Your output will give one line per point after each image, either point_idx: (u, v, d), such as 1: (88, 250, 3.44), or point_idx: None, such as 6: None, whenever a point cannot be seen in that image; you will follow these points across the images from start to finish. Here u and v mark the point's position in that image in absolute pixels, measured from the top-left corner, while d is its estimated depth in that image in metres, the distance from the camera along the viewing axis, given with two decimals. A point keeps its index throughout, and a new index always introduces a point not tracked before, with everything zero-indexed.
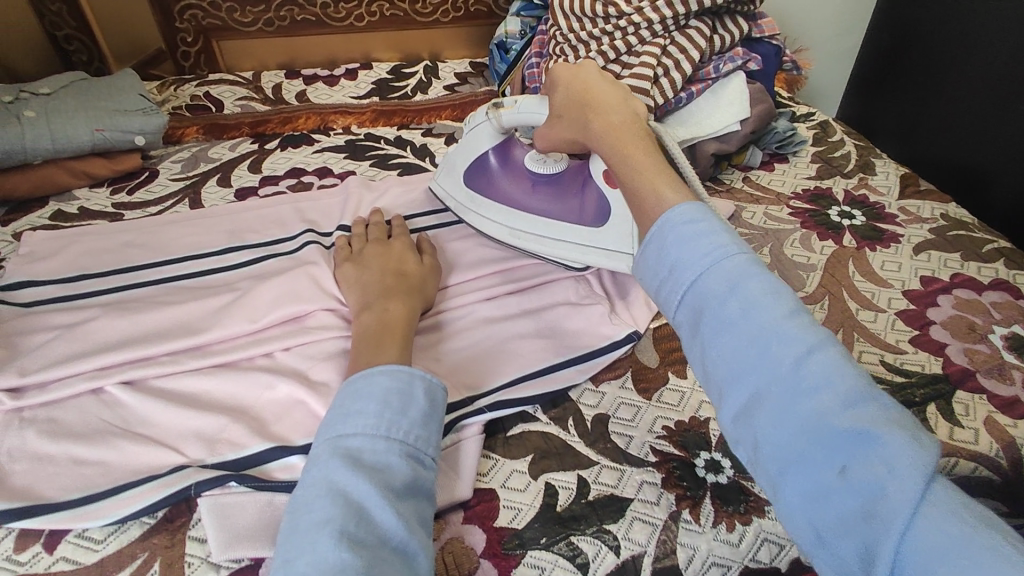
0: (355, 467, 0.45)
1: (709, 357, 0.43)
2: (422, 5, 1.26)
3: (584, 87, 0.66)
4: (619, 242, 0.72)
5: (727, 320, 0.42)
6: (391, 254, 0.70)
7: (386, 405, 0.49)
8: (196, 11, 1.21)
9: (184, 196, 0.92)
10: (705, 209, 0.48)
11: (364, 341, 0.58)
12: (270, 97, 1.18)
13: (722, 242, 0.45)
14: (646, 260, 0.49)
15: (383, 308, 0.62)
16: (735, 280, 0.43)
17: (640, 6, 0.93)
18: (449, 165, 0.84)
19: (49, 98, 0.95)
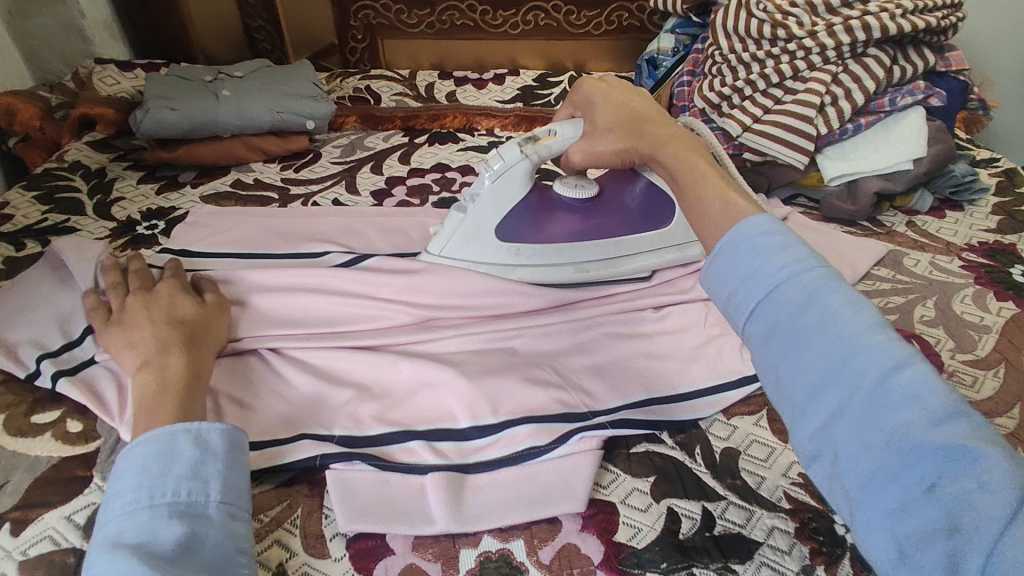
0: (115, 549, 0.39)
1: (780, 372, 0.37)
2: (576, 17, 1.28)
3: (619, 96, 0.66)
4: (685, 235, 0.75)
5: (804, 334, 0.36)
6: (156, 301, 0.62)
7: (142, 472, 0.43)
8: (368, 11, 1.30)
9: (342, 179, 1.00)
10: (778, 219, 0.41)
11: (137, 412, 0.50)
12: (423, 95, 1.25)
13: (801, 250, 0.39)
14: (716, 269, 0.41)
15: (160, 363, 0.54)
16: (814, 290, 0.37)
17: (814, 29, 0.89)
18: (472, 227, 0.73)
19: (240, 80, 1.07)
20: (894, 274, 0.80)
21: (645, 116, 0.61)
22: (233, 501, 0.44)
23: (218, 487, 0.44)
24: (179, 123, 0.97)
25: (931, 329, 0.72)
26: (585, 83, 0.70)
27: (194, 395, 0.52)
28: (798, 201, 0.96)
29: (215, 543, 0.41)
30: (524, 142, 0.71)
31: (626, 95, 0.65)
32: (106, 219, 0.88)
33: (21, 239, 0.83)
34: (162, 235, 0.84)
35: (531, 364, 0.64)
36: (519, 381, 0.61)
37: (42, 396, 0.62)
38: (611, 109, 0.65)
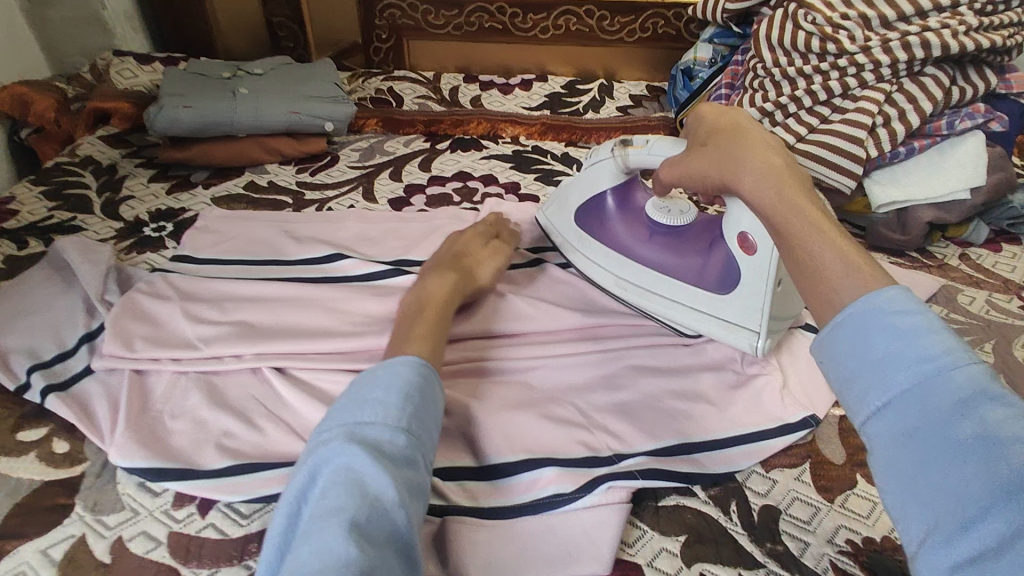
0: (374, 456, 0.42)
1: (920, 486, 0.32)
2: (609, 23, 1.23)
3: (730, 121, 0.57)
4: (741, 316, 0.61)
5: (955, 445, 0.31)
6: (466, 237, 0.70)
7: (406, 398, 0.46)
8: (394, 10, 1.27)
9: (358, 185, 0.96)
10: (921, 301, 0.37)
11: (404, 317, 0.57)
12: (446, 99, 1.21)
13: (955, 344, 0.34)
14: (836, 346, 0.37)
15: (423, 285, 0.61)
16: (967, 398, 0.32)
17: (867, 45, 0.83)
18: (562, 197, 0.74)
19: (259, 78, 1.04)
20: (949, 312, 0.74)
21: (755, 141, 0.53)
22: (428, 443, 0.46)
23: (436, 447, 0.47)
24: (191, 121, 0.94)
25: None
26: (704, 104, 0.61)
27: (439, 325, 0.56)
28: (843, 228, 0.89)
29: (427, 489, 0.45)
30: (622, 145, 0.68)
31: (751, 121, 0.57)
32: (114, 218, 0.85)
33: (25, 237, 0.81)
34: (169, 239, 0.81)
35: (552, 400, 0.59)
36: (537, 418, 0.56)
37: (32, 409, 0.59)
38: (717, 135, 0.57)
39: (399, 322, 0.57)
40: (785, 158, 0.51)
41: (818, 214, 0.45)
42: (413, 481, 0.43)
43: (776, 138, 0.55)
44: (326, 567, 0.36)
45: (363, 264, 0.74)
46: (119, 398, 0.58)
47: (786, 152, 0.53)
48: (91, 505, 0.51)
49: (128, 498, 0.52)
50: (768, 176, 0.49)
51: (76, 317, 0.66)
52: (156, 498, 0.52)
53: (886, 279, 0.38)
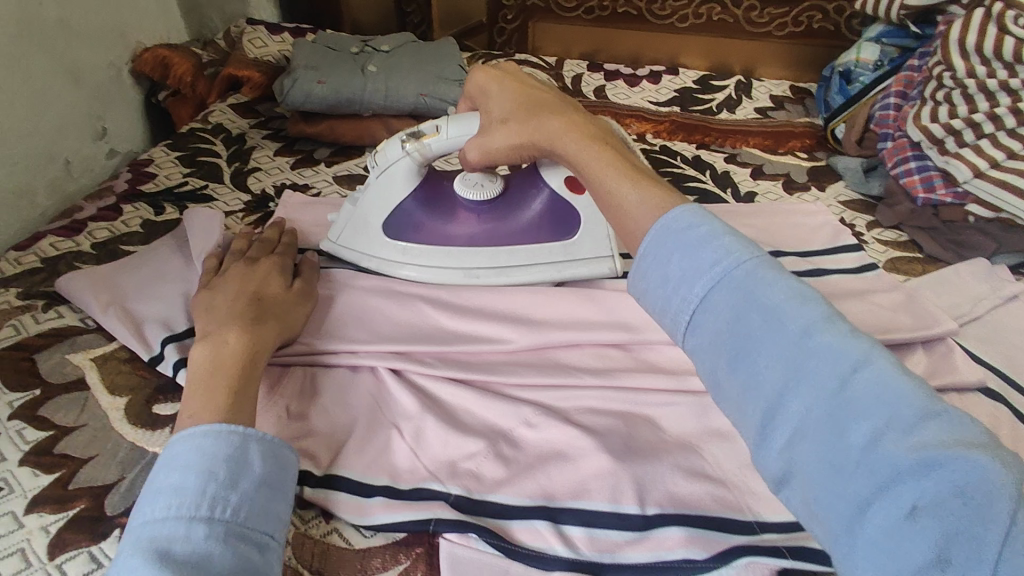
0: (160, 562, 0.37)
1: (731, 387, 0.40)
2: (758, 14, 1.13)
3: (528, 93, 0.63)
4: (594, 248, 0.69)
5: (751, 341, 0.39)
6: (253, 276, 0.61)
7: (209, 477, 0.41)
8: None
9: None
10: (706, 213, 0.45)
11: (189, 390, 0.47)
12: (569, 88, 1.15)
13: (732, 249, 0.42)
14: (644, 280, 0.45)
15: (220, 339, 0.52)
16: (749, 291, 0.40)
17: None
18: (359, 216, 0.71)
19: (387, 55, 1.02)
20: None
21: (549, 103, 0.61)
22: (259, 518, 0.41)
23: (266, 519, 0.42)
24: (325, 97, 0.93)
25: None
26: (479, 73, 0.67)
27: (247, 382, 0.49)
28: None
29: (266, 561, 0.40)
30: (411, 138, 0.68)
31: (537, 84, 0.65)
32: (242, 190, 0.86)
33: (162, 203, 0.82)
34: None
35: (692, 445, 0.54)
36: (673, 467, 0.51)
37: (164, 383, 0.59)
38: (513, 105, 0.62)
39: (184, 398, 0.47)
40: (582, 115, 0.60)
41: (614, 159, 0.53)
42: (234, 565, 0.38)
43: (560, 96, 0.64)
44: None
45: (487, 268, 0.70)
46: None
47: (574, 100, 0.63)
48: None
49: None
50: (562, 141, 0.58)
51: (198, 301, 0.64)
52: None
53: (676, 201, 0.48)
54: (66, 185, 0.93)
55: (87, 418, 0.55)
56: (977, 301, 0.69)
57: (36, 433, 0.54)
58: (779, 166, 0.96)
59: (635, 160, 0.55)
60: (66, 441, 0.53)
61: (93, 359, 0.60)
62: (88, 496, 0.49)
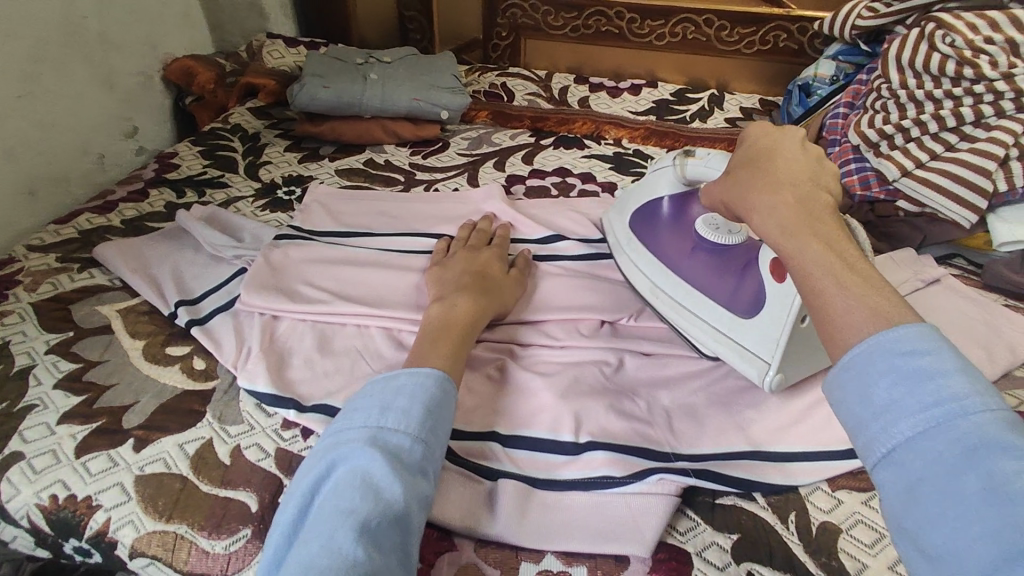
0: (393, 467, 0.45)
1: (924, 542, 0.34)
2: (728, 34, 1.23)
3: (772, 147, 0.53)
4: (757, 345, 0.59)
5: (959, 501, 0.32)
6: (480, 261, 0.71)
7: (428, 412, 0.49)
8: (516, 10, 1.32)
9: (464, 171, 1.02)
10: (939, 338, 0.37)
11: (427, 334, 0.59)
12: (555, 97, 1.26)
13: (969, 390, 0.35)
14: (840, 388, 0.39)
15: (453, 302, 0.63)
16: (975, 447, 0.33)
17: (1009, 73, 0.79)
18: (624, 202, 0.78)
19: (388, 66, 1.14)
20: None
21: (790, 168, 0.50)
22: (439, 455, 0.49)
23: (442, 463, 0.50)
24: (328, 100, 1.05)
25: None
26: (755, 128, 0.57)
27: (467, 343, 0.59)
28: (954, 262, 0.86)
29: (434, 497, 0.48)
30: (682, 155, 0.69)
31: (780, 145, 0.53)
32: (254, 179, 0.97)
33: (183, 188, 0.94)
34: (296, 202, 0.92)
35: (624, 392, 0.62)
36: (603, 406, 0.60)
37: (176, 332, 0.68)
38: (752, 158, 0.54)
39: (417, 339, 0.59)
40: (826, 197, 0.47)
41: (835, 249, 0.43)
42: (422, 485, 0.46)
43: (815, 161, 0.51)
44: (335, 566, 0.39)
45: None
46: (244, 334, 0.67)
47: (824, 173, 0.50)
48: (218, 415, 0.59)
49: (246, 414, 0.60)
50: (775, 212, 0.47)
51: (209, 273, 0.74)
52: (269, 419, 0.60)
53: (906, 314, 0.39)
54: (98, 177, 1.05)
55: (109, 354, 0.65)
56: (899, 283, 0.77)
57: (69, 364, 0.64)
58: None
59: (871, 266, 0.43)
60: (92, 371, 0.63)
61: (118, 310, 0.70)
62: (109, 413, 0.59)
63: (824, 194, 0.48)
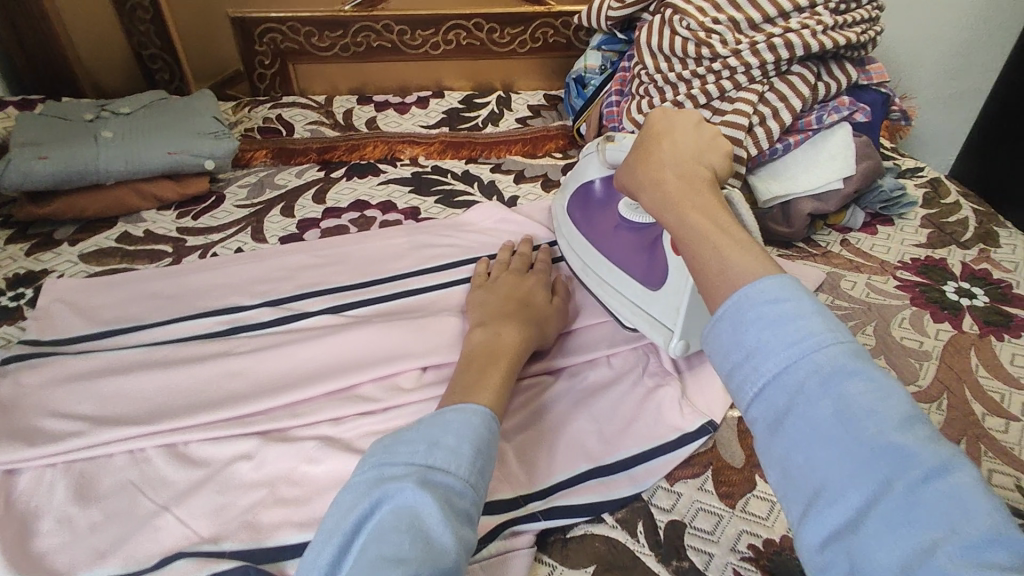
0: (446, 512, 0.42)
1: (795, 467, 0.35)
2: (500, 35, 1.23)
3: (660, 137, 0.60)
4: (663, 313, 0.62)
5: (821, 426, 0.34)
6: (523, 286, 0.69)
7: (478, 452, 0.47)
8: (276, 34, 1.18)
9: (247, 224, 0.90)
10: (796, 285, 0.39)
11: (471, 361, 0.57)
12: (340, 123, 1.17)
13: (820, 323, 0.37)
14: (718, 340, 0.40)
15: (498, 330, 0.61)
16: (831, 374, 0.35)
17: (738, 48, 0.87)
18: (564, 188, 0.80)
19: (128, 117, 0.97)
20: (834, 299, 0.79)
21: (676, 155, 0.57)
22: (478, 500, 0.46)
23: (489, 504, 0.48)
24: (46, 174, 0.85)
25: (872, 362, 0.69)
26: (654, 114, 0.63)
27: (511, 373, 0.57)
28: None
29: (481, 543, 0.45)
30: (603, 141, 0.72)
31: (671, 131, 0.60)
32: None
33: None
34: (25, 308, 0.74)
35: None
36: None
37: None
38: (644, 148, 0.60)
39: (460, 372, 0.57)
40: (704, 175, 0.55)
41: (710, 218, 0.49)
42: (467, 532, 0.43)
43: (703, 142, 0.59)
44: None
45: (268, 313, 0.71)
46: None
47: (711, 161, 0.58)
48: None
49: None
50: (664, 186, 0.55)
51: None
52: None
53: (772, 267, 0.42)
54: None
55: None
56: None
57: None
58: (537, 168, 1.07)
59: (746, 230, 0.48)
60: None
61: None
62: None
63: (703, 170, 0.56)
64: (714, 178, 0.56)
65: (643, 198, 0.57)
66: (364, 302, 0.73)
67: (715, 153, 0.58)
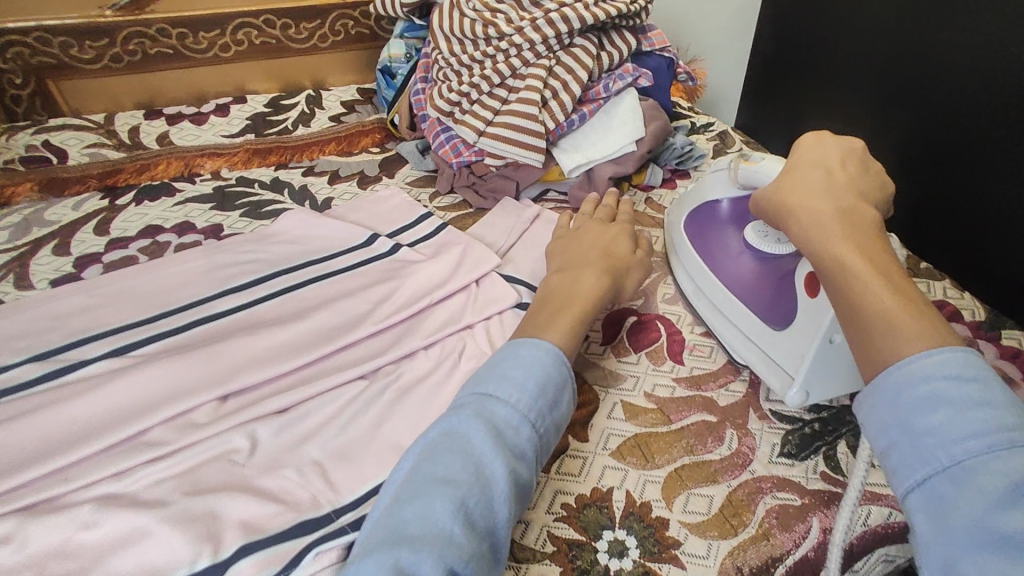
0: (496, 440, 0.48)
1: (953, 558, 0.37)
2: (295, 31, 1.17)
3: (789, 178, 0.59)
4: (787, 359, 0.59)
5: (990, 528, 0.36)
6: (608, 233, 0.71)
7: (541, 392, 0.52)
8: (21, 48, 1.03)
9: (8, 271, 0.78)
10: (981, 363, 0.42)
11: (541, 306, 0.61)
12: (126, 142, 1.05)
13: (1013, 419, 0.39)
14: (875, 407, 0.44)
15: (577, 279, 0.64)
16: (1012, 476, 0.37)
17: (521, 26, 0.89)
18: (684, 201, 0.79)
19: None
20: None
21: (839, 186, 0.56)
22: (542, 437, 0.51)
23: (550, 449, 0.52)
24: None
25: (672, 307, 0.74)
26: (802, 138, 0.62)
27: (583, 318, 0.60)
28: (549, 197, 0.95)
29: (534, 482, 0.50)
30: (739, 160, 0.68)
31: (797, 166, 0.59)
32: None
33: None
34: None
35: (265, 468, 0.54)
36: (239, 494, 0.51)
37: None
38: (777, 184, 0.59)
39: (535, 310, 0.61)
40: (869, 220, 0.53)
41: (873, 263, 0.49)
42: (523, 468, 0.48)
43: (829, 179, 0.57)
44: (428, 534, 0.42)
45: (35, 368, 0.62)
46: None
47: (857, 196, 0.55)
48: None
49: None
50: (823, 219, 0.53)
51: None
52: None
53: (930, 335, 0.44)
54: None
55: None
56: (509, 233, 0.84)
57: None
58: (353, 166, 1.03)
59: (909, 287, 0.48)
60: None
61: None
62: None
63: (870, 209, 0.55)
64: (877, 217, 0.54)
65: (793, 231, 0.56)
66: (154, 337, 0.66)
67: (863, 190, 0.57)
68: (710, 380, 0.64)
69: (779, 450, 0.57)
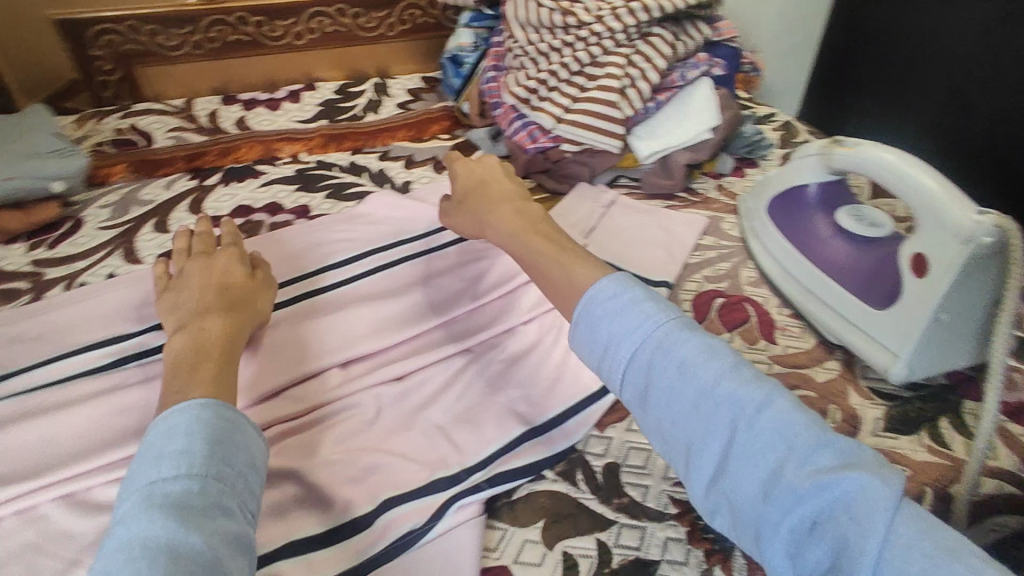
0: (181, 516, 0.37)
1: (662, 425, 0.44)
2: (365, 20, 1.20)
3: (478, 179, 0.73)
4: (887, 336, 0.62)
5: (679, 397, 0.43)
6: (212, 268, 0.63)
7: (215, 443, 0.41)
8: (113, 35, 1.07)
9: (115, 246, 0.82)
10: (631, 279, 0.49)
11: (174, 366, 0.50)
12: (206, 126, 1.09)
13: (653, 308, 0.47)
14: (581, 341, 0.49)
15: (199, 327, 0.54)
16: (666, 347, 0.44)
17: (600, 14, 0.90)
18: (765, 184, 0.81)
19: None
20: (717, 240, 0.84)
21: (502, 191, 0.70)
22: (252, 499, 0.42)
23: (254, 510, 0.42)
24: None
25: (757, 288, 0.76)
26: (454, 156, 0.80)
27: (228, 361, 0.52)
28: (620, 183, 0.98)
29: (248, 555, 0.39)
30: (832, 145, 0.70)
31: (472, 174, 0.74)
32: None
33: None
34: None
35: (391, 431, 0.57)
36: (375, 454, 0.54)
37: None
38: (467, 185, 0.73)
39: (168, 374, 0.50)
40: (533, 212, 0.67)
41: (547, 239, 0.61)
42: (230, 523, 0.39)
43: (485, 185, 0.71)
44: None
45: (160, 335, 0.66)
46: None
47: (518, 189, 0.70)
48: None
49: None
50: (503, 220, 0.66)
51: None
52: None
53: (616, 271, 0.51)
54: None
55: None
56: (590, 216, 0.86)
57: None
58: (426, 152, 1.06)
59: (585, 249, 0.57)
60: None
61: None
62: None
63: (536, 206, 0.68)
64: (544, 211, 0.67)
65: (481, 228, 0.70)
66: None
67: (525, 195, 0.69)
68: (805, 359, 0.67)
69: (882, 424, 0.60)
